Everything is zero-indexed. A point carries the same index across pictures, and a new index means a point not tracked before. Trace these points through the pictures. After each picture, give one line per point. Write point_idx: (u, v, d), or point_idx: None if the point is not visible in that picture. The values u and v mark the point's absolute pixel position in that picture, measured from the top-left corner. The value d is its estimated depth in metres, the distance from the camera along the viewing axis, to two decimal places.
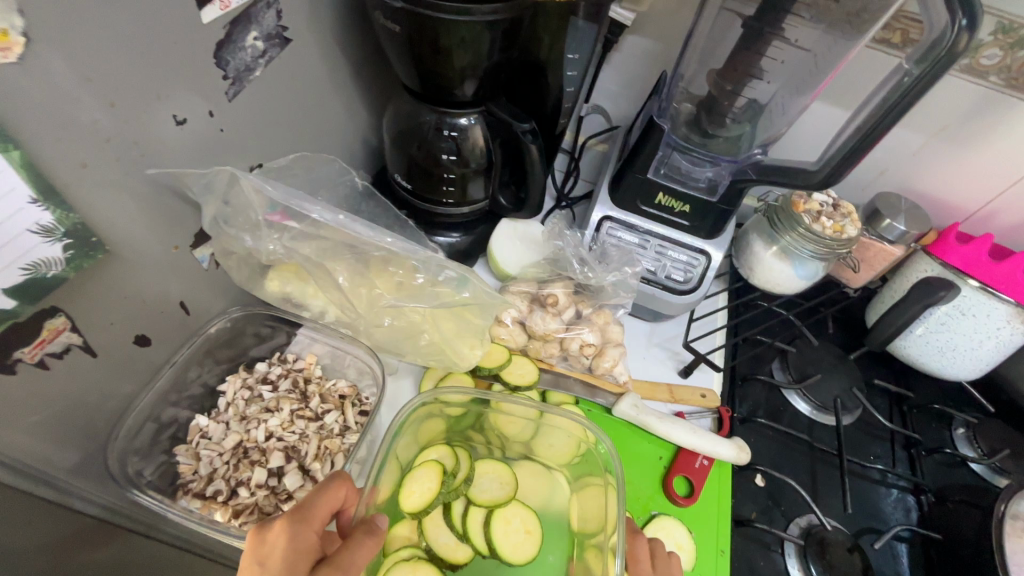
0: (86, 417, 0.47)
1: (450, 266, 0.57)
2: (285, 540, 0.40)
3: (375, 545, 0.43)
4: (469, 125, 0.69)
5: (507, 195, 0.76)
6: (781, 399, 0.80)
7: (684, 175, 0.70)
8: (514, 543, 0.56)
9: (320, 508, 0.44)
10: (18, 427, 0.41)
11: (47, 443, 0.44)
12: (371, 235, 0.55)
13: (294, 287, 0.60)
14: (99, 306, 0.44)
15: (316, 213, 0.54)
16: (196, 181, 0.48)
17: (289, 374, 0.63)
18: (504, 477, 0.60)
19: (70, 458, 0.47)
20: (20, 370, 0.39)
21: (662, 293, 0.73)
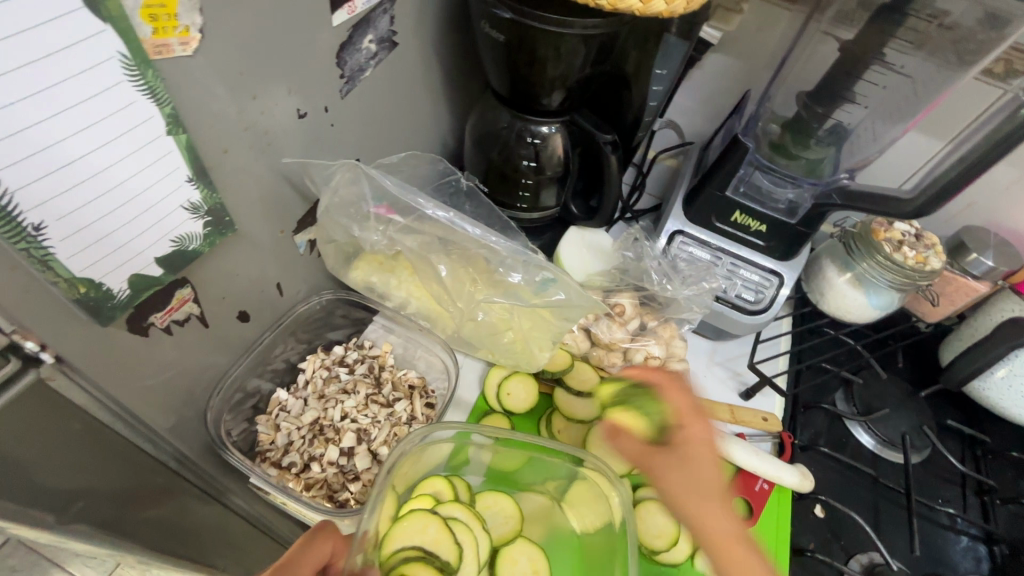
0: (191, 382, 0.50)
1: (546, 267, 0.57)
2: None
3: None
4: (550, 133, 0.70)
5: (579, 204, 0.79)
6: (844, 430, 0.78)
7: (764, 195, 0.70)
8: None
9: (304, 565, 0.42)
10: (141, 387, 0.45)
11: (159, 404, 0.47)
12: (477, 233, 0.57)
13: (378, 278, 0.63)
14: (217, 280, 0.47)
15: (428, 209, 0.56)
16: (313, 173, 0.51)
17: (365, 359, 0.66)
18: (507, 509, 0.56)
19: (172, 421, 0.50)
20: (150, 333, 0.43)
21: (732, 312, 0.72)
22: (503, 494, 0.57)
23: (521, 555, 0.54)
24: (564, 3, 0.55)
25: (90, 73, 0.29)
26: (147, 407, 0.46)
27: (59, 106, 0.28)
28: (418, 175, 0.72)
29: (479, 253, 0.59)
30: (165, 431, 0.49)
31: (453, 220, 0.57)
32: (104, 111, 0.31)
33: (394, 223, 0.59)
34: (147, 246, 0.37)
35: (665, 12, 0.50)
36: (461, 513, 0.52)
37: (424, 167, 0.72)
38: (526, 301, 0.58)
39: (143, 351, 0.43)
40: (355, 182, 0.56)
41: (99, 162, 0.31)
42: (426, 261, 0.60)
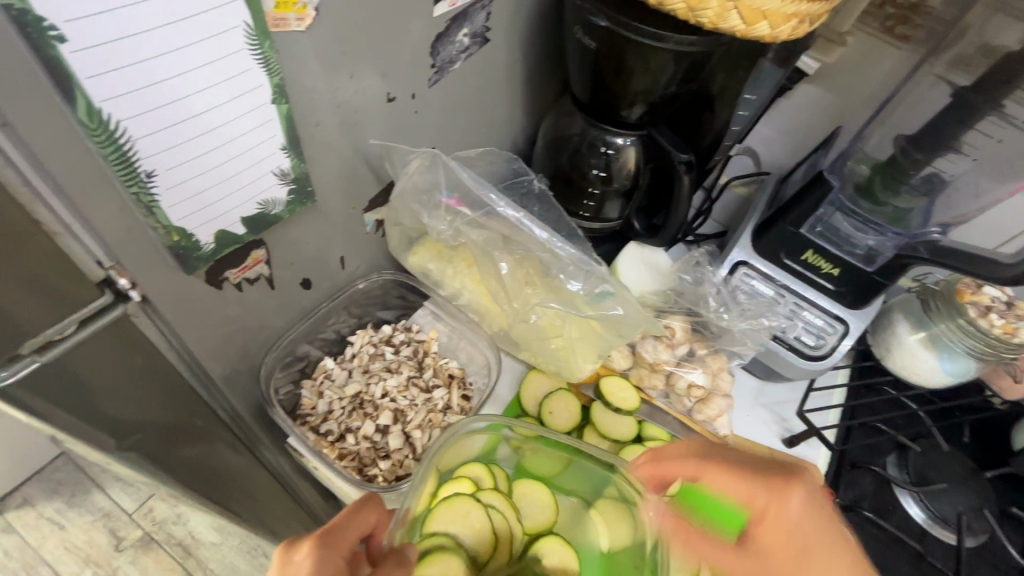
0: (248, 339, 0.53)
1: (609, 280, 0.57)
2: (314, 559, 0.37)
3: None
4: (625, 145, 0.70)
5: (642, 220, 0.77)
6: (891, 498, 0.73)
7: (843, 238, 0.66)
8: None
9: (350, 533, 0.41)
10: (205, 335, 0.47)
11: (218, 353, 0.50)
12: (542, 236, 0.58)
13: (434, 265, 0.64)
14: (289, 246, 0.50)
15: (501, 206, 0.58)
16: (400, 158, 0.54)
17: (411, 342, 0.67)
18: (544, 500, 0.56)
19: (227, 371, 0.52)
20: (223, 288, 0.45)
21: (788, 353, 0.69)
22: (542, 486, 0.57)
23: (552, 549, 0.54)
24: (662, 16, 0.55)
25: (217, 38, 0.31)
26: (211, 355, 0.49)
27: (186, 64, 0.30)
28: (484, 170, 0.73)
29: (545, 257, 0.59)
30: (220, 379, 0.52)
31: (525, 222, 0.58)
32: (223, 74, 0.32)
33: (463, 215, 0.61)
34: (234, 207, 0.39)
35: (767, 36, 0.48)
36: (498, 502, 0.54)
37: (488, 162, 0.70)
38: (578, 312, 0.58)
39: (214, 301, 0.45)
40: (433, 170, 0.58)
41: (210, 121, 0.33)
42: (486, 256, 0.61)
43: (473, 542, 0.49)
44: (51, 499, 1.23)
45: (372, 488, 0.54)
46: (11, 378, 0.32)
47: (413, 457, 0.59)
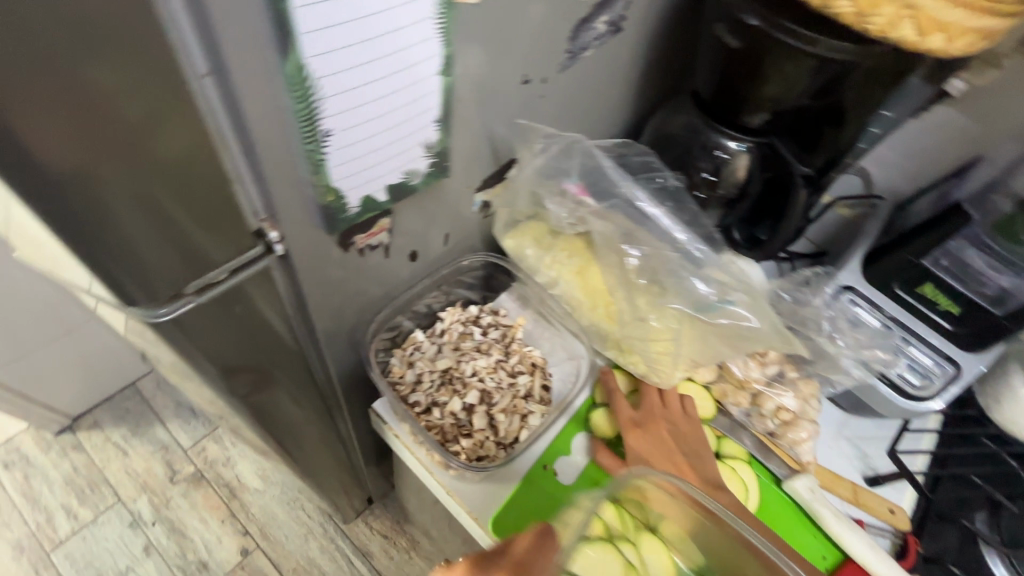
0: (356, 302, 0.54)
1: (740, 291, 0.59)
2: None
3: None
4: (737, 149, 0.66)
5: (742, 231, 0.75)
6: (977, 557, 0.68)
7: (970, 274, 0.62)
8: None
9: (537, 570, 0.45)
10: (322, 294, 0.48)
11: (329, 314, 0.51)
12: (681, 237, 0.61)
13: (532, 253, 0.63)
14: (410, 217, 0.50)
15: (640, 194, 0.61)
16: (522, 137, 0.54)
17: (499, 325, 0.67)
18: (665, 563, 0.50)
19: (332, 330, 0.54)
20: (348, 252, 0.46)
21: (889, 392, 0.65)
22: (661, 544, 0.51)
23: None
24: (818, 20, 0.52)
25: (408, 8, 0.31)
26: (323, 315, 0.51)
27: (384, 27, 0.31)
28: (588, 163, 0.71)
29: (675, 258, 0.60)
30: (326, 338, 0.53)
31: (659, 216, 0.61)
32: (404, 44, 0.33)
33: (579, 204, 0.61)
34: (383, 173, 0.39)
35: (939, 50, 0.45)
36: (631, 555, 0.48)
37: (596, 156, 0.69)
38: (705, 317, 0.59)
39: (338, 261, 0.46)
40: (568, 152, 0.59)
41: (388, 85, 0.34)
42: (607, 249, 0.61)
43: None
44: (117, 429, 1.30)
45: (453, 461, 0.56)
46: (165, 314, 0.34)
47: (495, 439, 0.60)
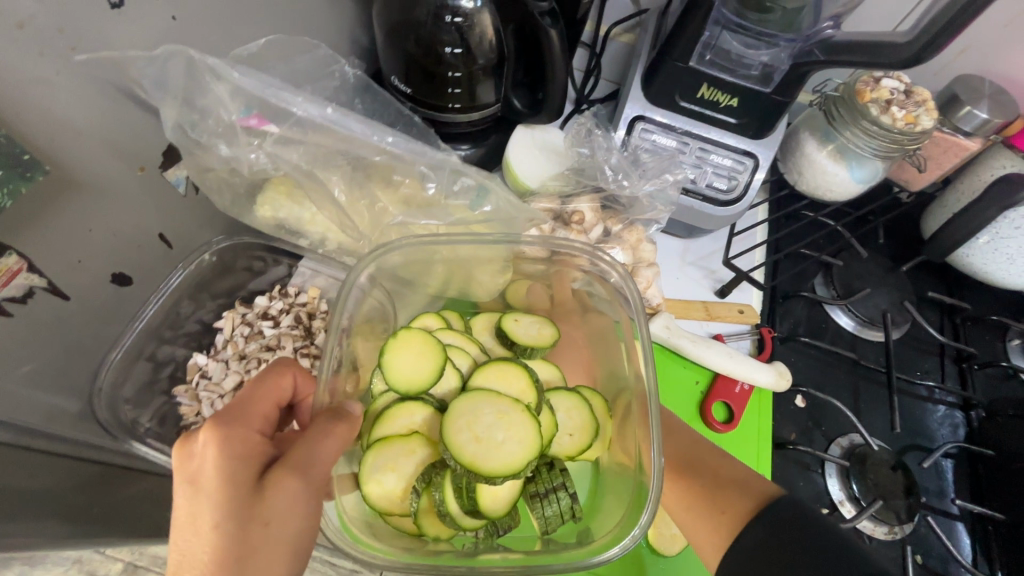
0: (83, 364, 0.44)
1: (467, 173, 0.53)
2: (217, 444, 0.36)
3: (344, 430, 0.41)
4: (474, 9, 0.58)
5: (522, 97, 0.67)
6: (824, 316, 0.74)
7: (733, 61, 0.59)
8: (491, 426, 0.46)
9: (257, 404, 0.41)
10: (19, 379, 0.38)
11: (46, 394, 0.41)
12: (365, 133, 0.49)
13: (287, 212, 0.54)
14: (69, 237, 0.38)
15: (297, 106, 0.46)
16: (145, 74, 0.39)
17: (291, 309, 0.58)
18: (511, 320, 0.55)
19: (68, 408, 0.43)
20: (33, 316, 0.38)
21: (702, 206, 0.64)
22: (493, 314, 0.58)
23: (512, 371, 0.50)
24: None
25: None
26: (27, 402, 0.39)
27: None
28: (307, 72, 0.56)
29: (384, 160, 0.52)
30: (61, 420, 0.42)
31: (353, 130, 0.48)
32: None
33: (269, 137, 0.48)
34: None
35: None
36: (455, 338, 0.53)
37: (319, 59, 0.56)
38: (452, 213, 0.54)
39: (35, 329, 0.38)
40: (198, 81, 0.43)
41: None
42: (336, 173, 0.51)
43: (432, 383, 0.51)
44: None
45: None
46: None
47: None
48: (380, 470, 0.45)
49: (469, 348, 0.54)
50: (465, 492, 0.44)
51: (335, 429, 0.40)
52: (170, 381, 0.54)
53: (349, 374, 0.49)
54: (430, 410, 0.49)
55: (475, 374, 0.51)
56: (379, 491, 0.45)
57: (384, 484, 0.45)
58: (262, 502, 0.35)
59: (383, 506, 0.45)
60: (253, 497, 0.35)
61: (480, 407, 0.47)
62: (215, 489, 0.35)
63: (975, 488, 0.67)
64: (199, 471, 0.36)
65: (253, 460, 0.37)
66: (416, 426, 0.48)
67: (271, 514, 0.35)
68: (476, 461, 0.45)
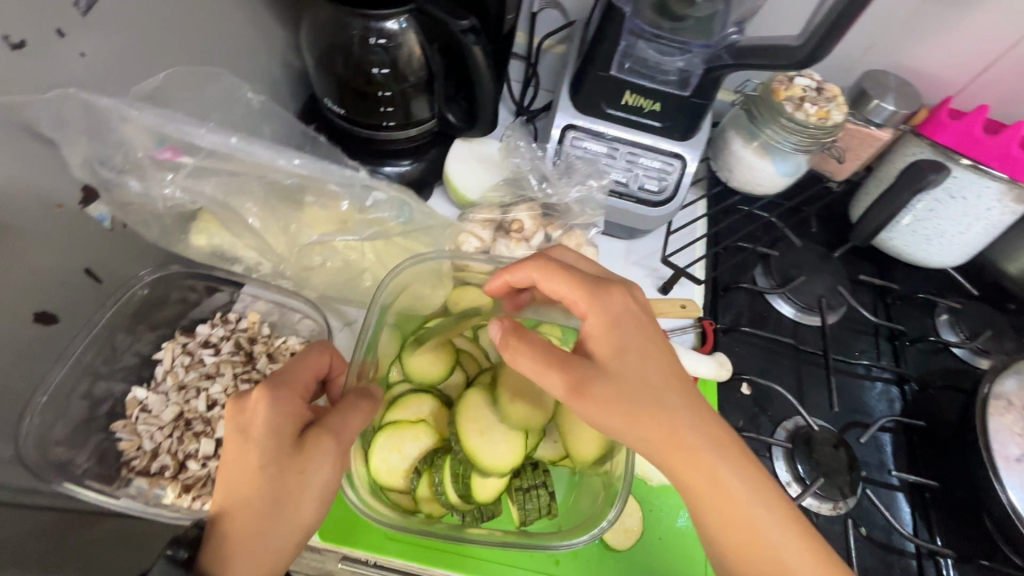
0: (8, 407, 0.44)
1: (378, 188, 0.55)
2: (267, 402, 0.40)
3: (368, 409, 0.45)
4: (398, 29, 0.59)
5: (456, 112, 0.67)
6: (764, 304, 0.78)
7: (652, 68, 0.62)
8: (490, 426, 0.49)
9: (301, 373, 0.44)
10: None
11: None
12: (272, 157, 0.49)
13: (221, 239, 0.56)
14: None
15: (201, 137, 0.46)
16: (43, 116, 0.39)
17: (233, 335, 0.58)
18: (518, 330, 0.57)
19: None
20: None
21: (635, 208, 0.67)
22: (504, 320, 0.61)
23: (512, 378, 0.54)
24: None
25: None
26: None
27: None
28: (214, 101, 0.55)
29: (296, 182, 0.53)
30: None
31: (259, 154, 0.49)
32: None
33: (182, 170, 0.49)
34: None
35: None
36: (466, 343, 0.57)
37: (224, 89, 0.56)
38: (372, 226, 0.57)
39: None
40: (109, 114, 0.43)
41: None
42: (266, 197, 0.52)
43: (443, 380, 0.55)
44: None
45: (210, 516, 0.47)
46: None
47: None
48: (387, 449, 0.50)
49: (480, 352, 0.57)
50: (461, 479, 0.48)
51: (362, 406, 0.44)
52: (109, 417, 0.53)
53: (371, 363, 0.52)
54: (438, 403, 0.53)
55: (480, 376, 0.55)
56: (386, 468, 0.50)
57: (389, 462, 0.49)
58: (302, 455, 0.40)
59: (388, 481, 0.50)
60: (293, 452, 0.40)
61: (486, 407, 0.51)
62: (265, 439, 0.39)
63: (913, 458, 0.70)
64: (250, 422, 0.40)
65: (295, 419, 0.41)
66: (424, 415, 0.52)
67: (308, 465, 0.40)
68: (477, 454, 0.48)
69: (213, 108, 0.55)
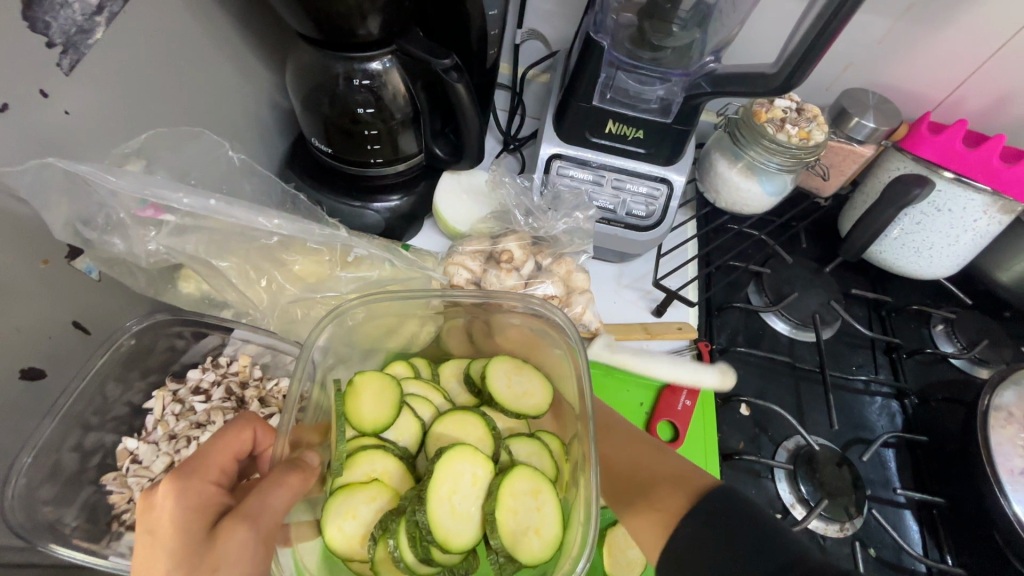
0: None
1: (359, 244, 0.56)
2: (173, 498, 0.35)
3: (296, 483, 0.38)
4: (383, 69, 0.60)
5: (443, 145, 0.69)
6: (760, 323, 0.77)
7: (633, 97, 0.63)
8: (450, 479, 0.44)
9: (216, 456, 0.39)
10: None
11: None
12: (253, 218, 0.50)
13: (209, 286, 0.55)
14: None
15: (181, 200, 0.47)
16: (22, 181, 0.39)
17: (223, 380, 0.58)
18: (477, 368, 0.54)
19: None
20: None
21: (624, 233, 0.68)
22: (461, 360, 0.57)
23: (471, 422, 0.49)
24: (335, 34, 0.53)
25: None
26: None
27: None
28: (194, 160, 0.56)
29: (280, 240, 0.54)
30: None
31: (241, 217, 0.50)
32: None
33: (165, 226, 0.49)
34: None
35: None
36: (419, 388, 0.52)
37: (206, 146, 0.57)
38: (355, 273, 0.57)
39: None
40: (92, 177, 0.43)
41: None
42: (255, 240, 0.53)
43: (394, 430, 0.49)
44: None
45: None
46: None
47: None
48: (341, 516, 0.43)
49: (434, 397, 0.52)
50: (419, 542, 0.42)
51: (291, 478, 0.38)
52: (99, 470, 0.52)
53: (313, 425, 0.47)
54: (393, 459, 0.47)
55: (434, 424, 0.49)
56: (340, 538, 0.43)
57: (344, 531, 0.42)
58: (213, 550, 0.34)
59: (344, 552, 0.43)
60: (207, 547, 0.34)
61: (443, 466, 0.44)
62: (172, 536, 0.34)
63: (918, 474, 0.69)
64: (152, 525, 0.34)
65: (206, 511, 0.36)
66: (379, 474, 0.46)
67: (222, 561, 0.34)
68: (451, 537, 0.42)
69: (201, 164, 0.57)
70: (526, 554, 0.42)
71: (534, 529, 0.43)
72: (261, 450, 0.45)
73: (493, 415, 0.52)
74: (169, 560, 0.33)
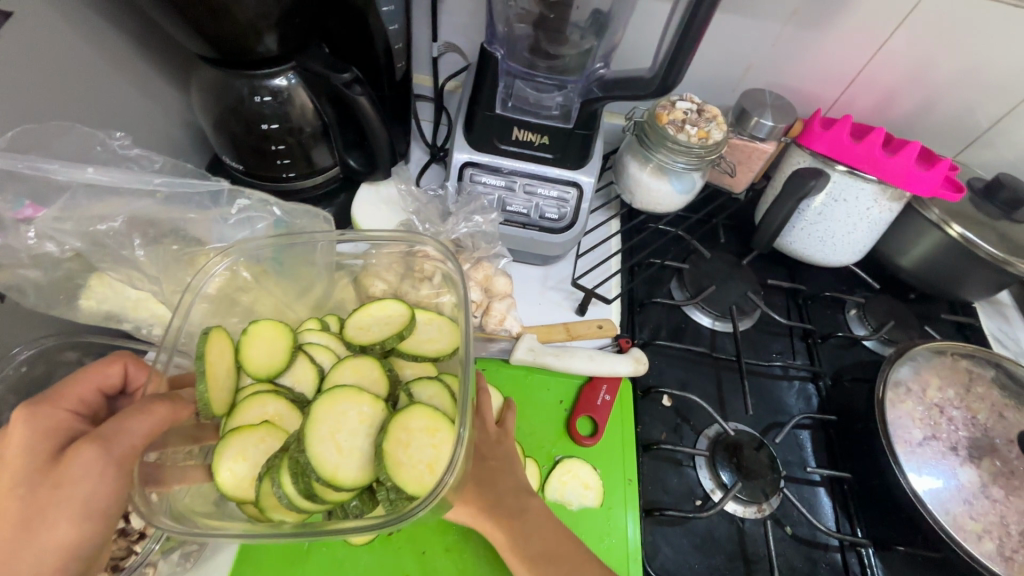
0: None
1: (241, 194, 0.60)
2: (24, 422, 0.38)
3: (157, 411, 0.40)
4: (288, 85, 0.61)
5: (357, 157, 0.69)
6: (682, 316, 0.80)
7: (535, 105, 0.66)
8: (335, 417, 0.45)
9: (78, 389, 0.43)
10: None
11: None
12: (132, 180, 0.52)
13: (113, 302, 0.56)
14: None
15: (52, 171, 0.48)
16: None
17: None
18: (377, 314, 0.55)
19: None
20: None
21: (540, 236, 0.70)
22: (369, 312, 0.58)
23: (366, 363, 0.50)
24: (232, 54, 0.54)
25: None
26: None
27: None
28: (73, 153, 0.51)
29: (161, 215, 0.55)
30: None
31: (118, 181, 0.51)
32: None
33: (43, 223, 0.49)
34: None
35: None
36: (321, 338, 0.53)
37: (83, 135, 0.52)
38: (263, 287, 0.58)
39: None
40: None
41: None
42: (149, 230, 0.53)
43: (291, 375, 0.50)
44: None
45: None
46: None
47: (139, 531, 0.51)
48: (231, 458, 0.43)
49: (336, 346, 0.53)
50: (302, 478, 0.41)
51: (152, 407, 0.40)
52: None
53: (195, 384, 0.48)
54: (286, 402, 0.48)
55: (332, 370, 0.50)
56: (231, 479, 0.42)
57: (234, 472, 0.42)
58: (58, 467, 0.36)
59: (236, 495, 0.43)
60: (51, 465, 0.36)
61: (325, 405, 0.45)
62: (15, 455, 0.36)
63: (831, 452, 0.73)
64: (4, 446, 0.37)
65: (56, 434, 0.39)
66: (270, 416, 0.46)
67: (64, 477, 0.36)
68: (339, 473, 0.42)
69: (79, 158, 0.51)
70: (413, 485, 0.41)
71: (427, 463, 0.42)
72: (134, 388, 0.49)
73: (392, 357, 0.52)
74: (13, 476, 0.36)
